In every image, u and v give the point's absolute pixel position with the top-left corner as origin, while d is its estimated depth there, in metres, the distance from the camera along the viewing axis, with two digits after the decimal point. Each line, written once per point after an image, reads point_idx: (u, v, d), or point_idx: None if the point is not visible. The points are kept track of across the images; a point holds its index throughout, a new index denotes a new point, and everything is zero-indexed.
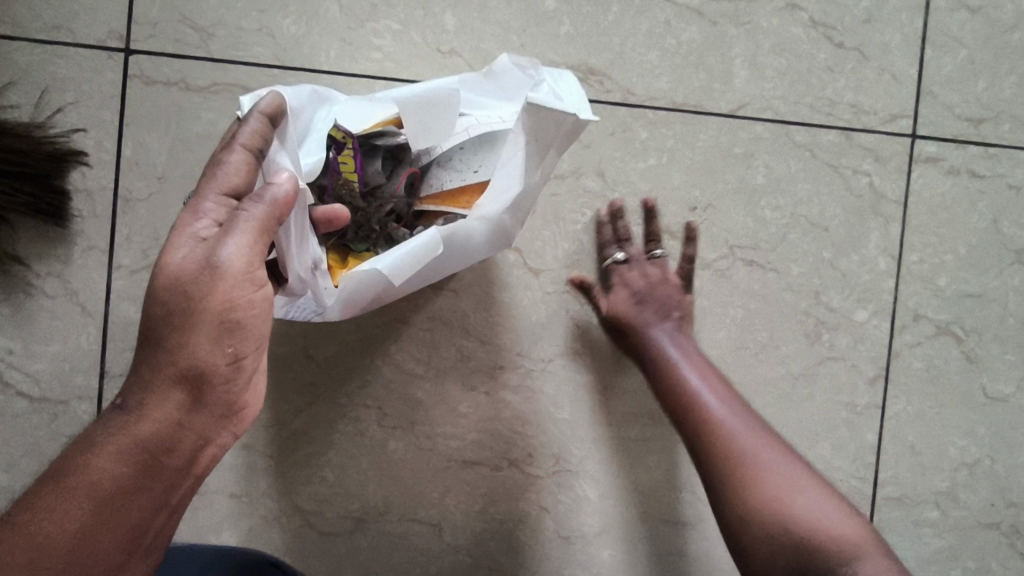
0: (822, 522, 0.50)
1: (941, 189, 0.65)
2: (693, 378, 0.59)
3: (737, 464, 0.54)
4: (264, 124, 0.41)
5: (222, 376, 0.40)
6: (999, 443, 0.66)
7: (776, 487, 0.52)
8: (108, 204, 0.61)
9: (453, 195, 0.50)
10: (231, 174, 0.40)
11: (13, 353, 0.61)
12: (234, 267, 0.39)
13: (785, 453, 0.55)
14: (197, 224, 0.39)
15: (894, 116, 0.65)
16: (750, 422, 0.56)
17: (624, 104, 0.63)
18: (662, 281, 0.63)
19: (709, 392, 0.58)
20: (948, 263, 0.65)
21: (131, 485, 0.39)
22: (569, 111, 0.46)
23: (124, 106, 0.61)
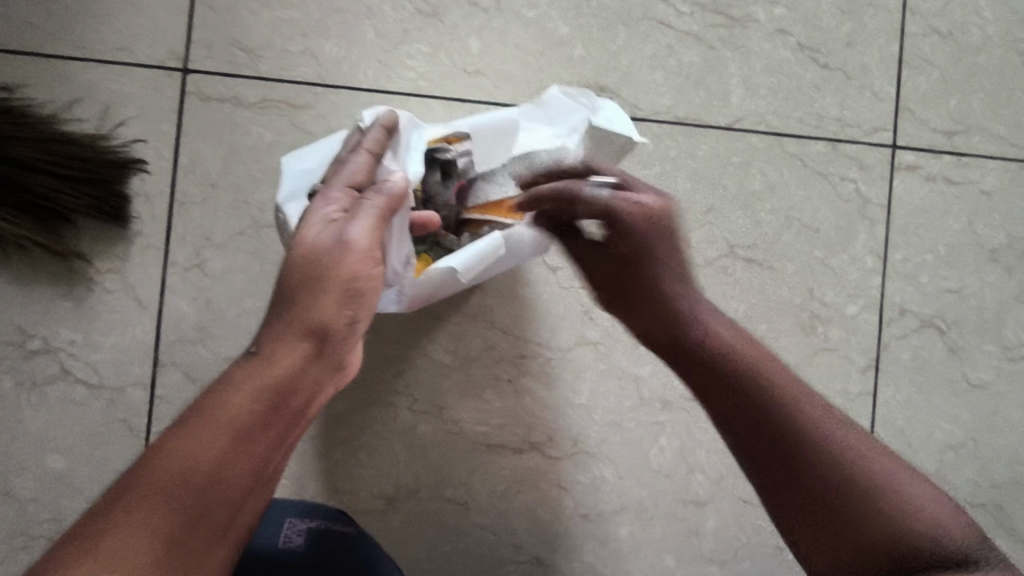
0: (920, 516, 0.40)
1: (920, 195, 0.72)
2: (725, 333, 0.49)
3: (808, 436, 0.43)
4: (383, 135, 0.49)
5: (341, 334, 0.44)
6: (982, 427, 0.72)
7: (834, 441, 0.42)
8: (165, 209, 0.67)
9: (496, 205, 0.55)
10: (357, 171, 0.46)
11: (74, 344, 0.66)
12: (360, 245, 0.44)
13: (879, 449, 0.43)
14: (326, 208, 0.45)
15: (875, 128, 0.72)
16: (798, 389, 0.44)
17: (632, 118, 0.70)
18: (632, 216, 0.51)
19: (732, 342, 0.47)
20: (929, 261, 0.72)
21: (261, 426, 0.41)
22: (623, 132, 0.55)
23: (181, 120, 0.67)
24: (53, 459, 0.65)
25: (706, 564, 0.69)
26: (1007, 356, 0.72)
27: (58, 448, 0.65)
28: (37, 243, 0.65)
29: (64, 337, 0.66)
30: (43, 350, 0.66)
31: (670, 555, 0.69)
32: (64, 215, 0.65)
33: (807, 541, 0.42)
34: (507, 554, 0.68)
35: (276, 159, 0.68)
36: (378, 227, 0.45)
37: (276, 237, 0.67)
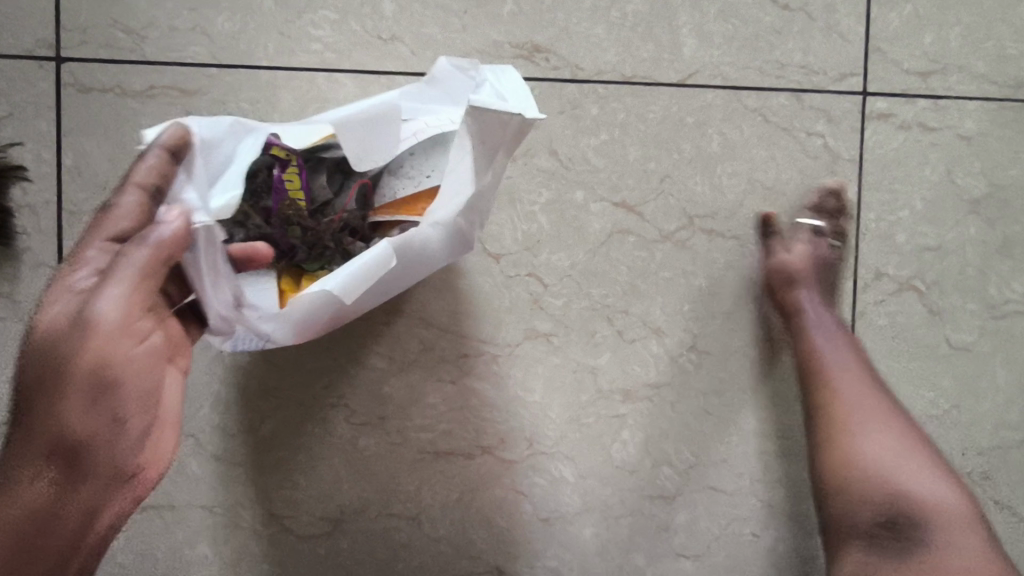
0: (933, 500, 0.56)
1: (894, 145, 0.65)
2: (847, 364, 0.61)
3: (867, 446, 0.58)
4: (162, 159, 0.43)
5: (103, 436, 0.44)
6: (965, 392, 0.67)
7: (890, 453, 0.58)
8: (52, 221, 0.59)
9: (406, 204, 0.50)
10: (122, 218, 0.43)
11: None
12: (106, 321, 0.42)
13: (908, 437, 0.59)
14: (81, 276, 0.44)
15: (843, 75, 0.65)
16: (869, 386, 0.61)
17: (572, 81, 0.62)
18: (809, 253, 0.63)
19: (853, 372, 0.61)
20: (905, 218, 0.66)
21: (22, 560, 0.43)
22: (512, 108, 0.46)
23: (61, 117, 0.59)
24: None
25: (677, 558, 0.65)
26: (990, 315, 0.67)
27: None
28: None
29: None
30: None
31: (639, 552, 0.65)
32: None
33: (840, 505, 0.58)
34: (466, 564, 0.63)
35: None
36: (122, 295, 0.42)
37: None
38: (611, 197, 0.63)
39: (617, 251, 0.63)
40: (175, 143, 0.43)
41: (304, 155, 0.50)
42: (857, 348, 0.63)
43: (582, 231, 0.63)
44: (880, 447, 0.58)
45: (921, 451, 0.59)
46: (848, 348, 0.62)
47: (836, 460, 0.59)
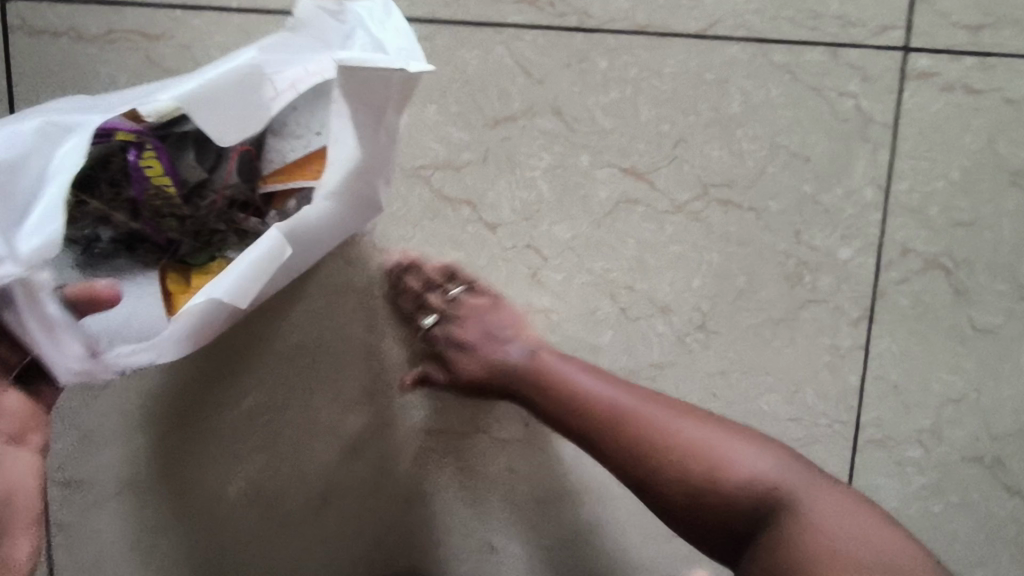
0: (758, 481, 0.49)
1: (933, 108, 0.59)
2: (591, 382, 0.52)
3: (705, 442, 0.50)
4: None
5: None
6: (986, 376, 0.63)
7: (711, 451, 0.49)
8: None
9: (298, 166, 0.46)
10: None
11: None
12: None
13: (711, 423, 0.51)
14: None
15: (884, 26, 0.58)
16: (631, 390, 0.52)
17: (580, 30, 0.56)
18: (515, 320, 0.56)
19: (575, 376, 0.52)
20: (939, 190, 0.60)
21: None
22: (392, 64, 0.40)
23: (9, 65, 0.53)
24: None
25: (675, 540, 0.63)
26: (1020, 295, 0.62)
27: None
28: None
29: None
30: None
31: (636, 533, 0.62)
32: None
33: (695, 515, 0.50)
34: (457, 544, 0.62)
35: None
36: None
37: None
38: (618, 162, 0.58)
39: (623, 223, 0.58)
40: None
41: (158, 131, 0.44)
42: (532, 337, 0.55)
43: (586, 200, 0.58)
44: (682, 452, 0.49)
45: (724, 434, 0.51)
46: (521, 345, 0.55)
47: (661, 470, 0.50)
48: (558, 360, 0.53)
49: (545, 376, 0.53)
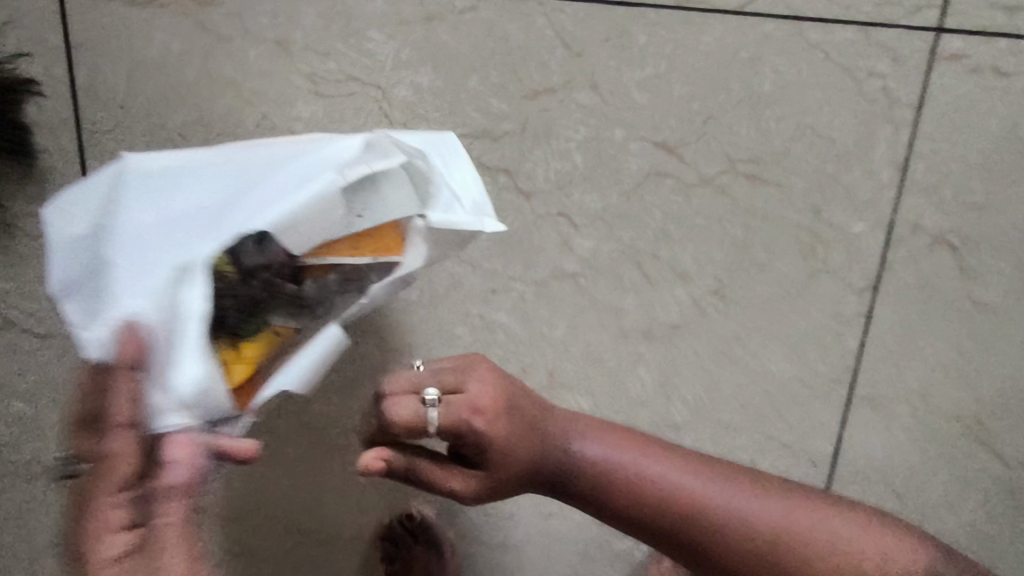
0: (775, 519, 0.54)
1: (960, 92, 0.61)
2: (599, 443, 0.55)
3: (761, 512, 0.54)
4: (131, 378, 0.42)
5: None
6: (979, 346, 0.68)
7: (720, 498, 0.54)
8: (73, 141, 0.57)
9: (340, 245, 0.47)
10: (123, 463, 0.40)
11: (8, 295, 0.61)
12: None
13: (711, 467, 0.56)
14: (108, 545, 0.39)
15: (921, 7, 0.58)
16: (632, 443, 0.55)
17: (621, 4, 0.57)
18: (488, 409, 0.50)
19: (584, 435, 0.55)
20: (956, 171, 0.63)
21: None
22: (474, 227, 0.51)
23: (71, 27, 0.55)
24: (18, 409, 0.64)
25: None
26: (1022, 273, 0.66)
27: (20, 398, 0.64)
28: None
29: None
30: None
31: None
32: None
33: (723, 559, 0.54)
34: None
35: (192, 73, 0.56)
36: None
37: None
38: (650, 136, 0.60)
39: (650, 195, 0.62)
40: (128, 355, 0.42)
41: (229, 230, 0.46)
42: (523, 405, 0.53)
43: (617, 172, 0.61)
44: (746, 523, 0.54)
45: (716, 472, 0.55)
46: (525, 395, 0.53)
47: (728, 539, 0.54)
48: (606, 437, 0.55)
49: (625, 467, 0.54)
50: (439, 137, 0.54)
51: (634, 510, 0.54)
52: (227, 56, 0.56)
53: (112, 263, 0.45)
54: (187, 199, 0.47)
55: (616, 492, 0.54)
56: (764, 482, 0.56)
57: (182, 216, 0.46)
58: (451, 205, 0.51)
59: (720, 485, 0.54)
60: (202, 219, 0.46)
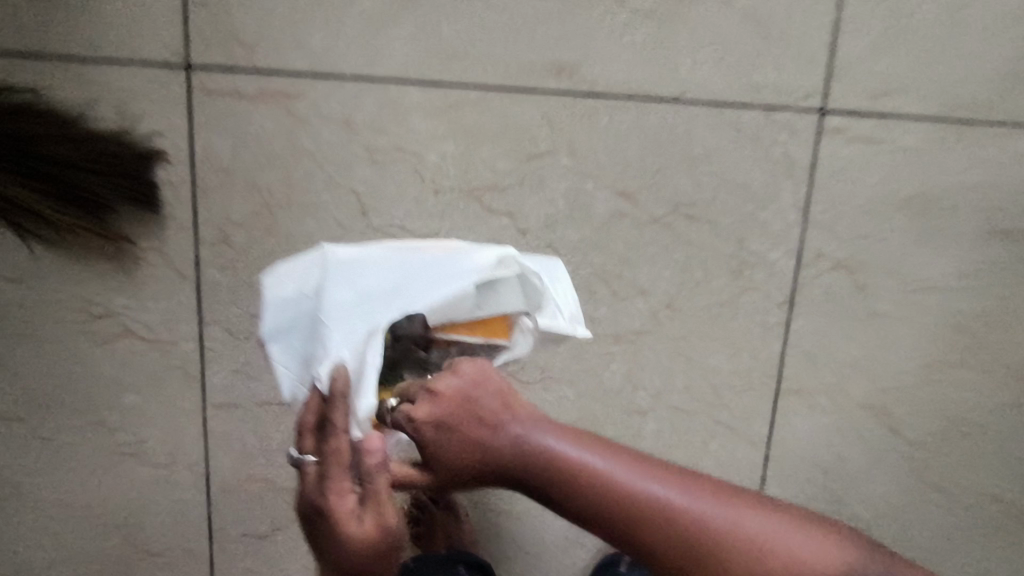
0: (766, 540, 0.55)
1: (842, 153, 0.82)
2: (574, 449, 0.56)
3: (733, 527, 0.55)
4: (342, 399, 0.58)
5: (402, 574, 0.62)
6: (876, 347, 0.87)
7: (709, 520, 0.55)
8: (186, 194, 0.78)
9: (467, 327, 0.63)
10: (344, 454, 0.58)
11: (130, 309, 0.81)
12: (383, 533, 0.58)
13: (689, 479, 0.57)
14: (344, 504, 0.58)
15: (807, 94, 0.80)
16: (605, 451, 0.56)
17: (589, 94, 0.79)
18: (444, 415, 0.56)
19: (562, 442, 0.56)
20: (845, 212, 0.83)
21: None
22: (570, 331, 0.64)
23: (192, 113, 0.76)
24: (130, 400, 0.83)
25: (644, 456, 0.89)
26: (904, 289, 0.86)
27: (132, 391, 0.83)
28: (86, 229, 0.78)
29: (121, 303, 0.81)
30: (106, 313, 0.81)
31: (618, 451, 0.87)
32: (105, 203, 0.77)
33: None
34: None
35: (279, 144, 0.78)
36: (386, 523, 0.58)
37: (287, 215, 0.79)
38: (613, 187, 0.81)
39: (615, 231, 0.82)
40: (338, 385, 0.58)
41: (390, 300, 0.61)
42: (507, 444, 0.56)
43: (590, 214, 0.81)
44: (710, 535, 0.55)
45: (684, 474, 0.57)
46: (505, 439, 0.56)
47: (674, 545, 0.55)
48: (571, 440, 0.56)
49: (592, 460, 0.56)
50: (545, 264, 0.66)
51: (615, 524, 0.55)
52: (305, 132, 0.78)
53: (319, 324, 0.60)
54: (370, 279, 0.61)
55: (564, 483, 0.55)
56: (758, 510, 0.56)
57: (368, 294, 0.61)
58: (555, 314, 0.64)
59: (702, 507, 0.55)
60: (383, 297, 0.61)
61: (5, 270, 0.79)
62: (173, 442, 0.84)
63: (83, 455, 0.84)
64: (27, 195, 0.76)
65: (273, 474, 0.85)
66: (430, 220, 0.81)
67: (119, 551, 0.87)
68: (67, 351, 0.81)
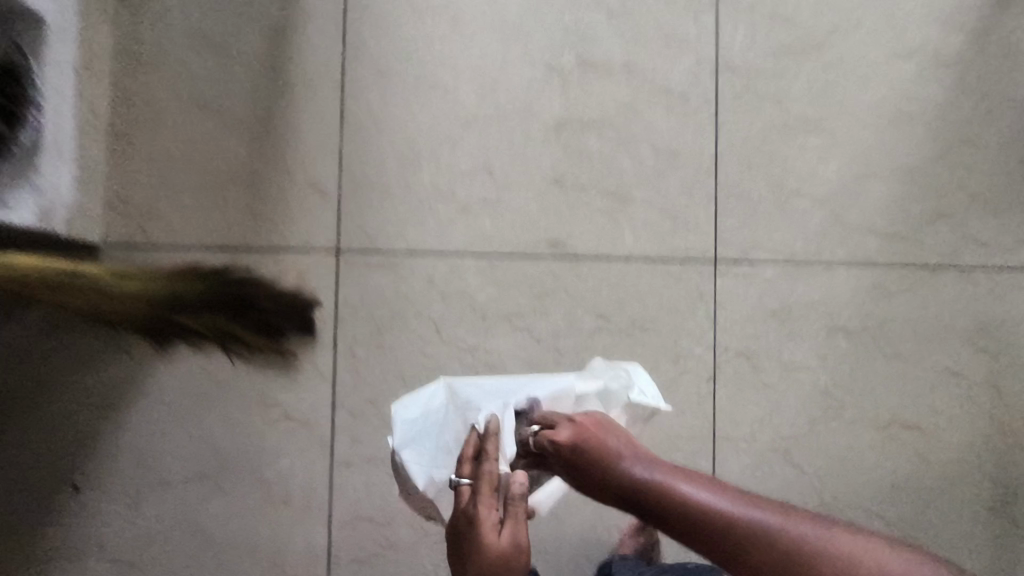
0: (832, 543, 0.73)
1: (731, 284, 1.34)
2: (674, 479, 0.84)
3: (810, 535, 0.74)
4: (493, 442, 1.01)
5: (526, 554, 0.93)
6: (773, 408, 1.32)
7: (784, 528, 0.75)
8: (331, 324, 1.28)
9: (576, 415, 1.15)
10: (493, 474, 0.96)
11: (290, 399, 1.27)
12: (517, 531, 0.93)
13: (762, 504, 0.78)
14: (492, 511, 0.94)
15: (704, 250, 1.34)
16: (696, 481, 0.83)
17: (574, 256, 1.32)
18: (579, 429, 0.98)
19: (669, 477, 0.85)
20: (738, 320, 1.33)
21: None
22: (656, 403, 1.19)
23: (338, 276, 1.28)
24: (284, 462, 1.26)
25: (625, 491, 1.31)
26: (785, 368, 1.33)
27: (286, 455, 1.26)
28: (270, 348, 1.27)
29: (285, 396, 1.27)
30: (274, 403, 1.27)
31: None
32: (283, 332, 1.27)
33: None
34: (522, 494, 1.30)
35: (389, 292, 1.29)
36: (518, 519, 0.94)
37: (393, 336, 1.28)
38: (593, 310, 1.31)
39: (596, 337, 1.31)
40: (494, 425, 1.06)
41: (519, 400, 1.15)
42: (635, 449, 0.93)
43: (580, 328, 1.31)
44: (812, 544, 0.73)
45: (758, 498, 0.80)
46: (627, 457, 0.91)
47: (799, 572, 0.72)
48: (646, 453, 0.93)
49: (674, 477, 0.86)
50: (629, 368, 1.25)
51: (709, 529, 0.78)
52: (405, 286, 1.29)
53: (468, 412, 1.14)
54: (487, 386, 1.19)
55: (666, 506, 0.82)
56: (826, 524, 0.75)
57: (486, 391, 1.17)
58: (642, 394, 1.19)
59: (774, 517, 0.76)
60: (496, 391, 1.17)
61: (214, 376, 1.26)
62: (310, 491, 1.26)
63: (250, 502, 1.25)
64: (239, 327, 1.26)
65: (374, 511, 1.26)
66: (480, 335, 1.30)
67: (265, 571, 1.25)
68: (247, 427, 1.26)
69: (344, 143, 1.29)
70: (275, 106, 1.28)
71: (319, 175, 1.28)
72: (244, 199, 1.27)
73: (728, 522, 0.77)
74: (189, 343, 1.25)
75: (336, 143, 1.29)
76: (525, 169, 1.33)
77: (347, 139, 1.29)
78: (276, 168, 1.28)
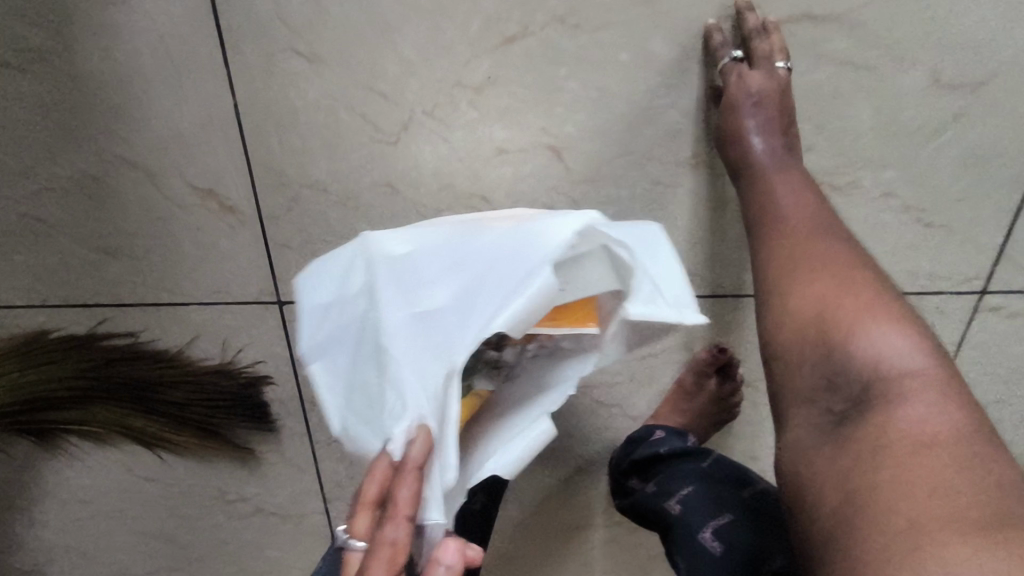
0: (888, 361, 0.46)
1: (999, 330, 0.72)
2: (783, 192, 0.58)
3: (855, 332, 0.48)
4: (417, 473, 0.42)
5: None
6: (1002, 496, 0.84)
7: (828, 288, 0.51)
8: (294, 406, 0.78)
9: (567, 317, 0.52)
10: (400, 553, 0.42)
11: (259, 493, 0.85)
12: None
13: (844, 272, 0.52)
14: None
15: (968, 278, 0.69)
16: (789, 166, 0.60)
17: (712, 297, 0.71)
18: (773, 85, 0.59)
19: (759, 136, 0.58)
20: (988, 382, 0.75)
21: None
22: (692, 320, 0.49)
23: (290, 339, 0.74)
24: (273, 554, 0.91)
25: None
26: None
27: (274, 547, 0.90)
28: (207, 443, 0.80)
29: (250, 490, 0.85)
30: (240, 497, 0.86)
31: None
32: (219, 425, 0.79)
33: (798, 365, 0.50)
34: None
35: None
36: None
37: None
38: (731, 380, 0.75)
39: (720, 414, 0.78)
40: (423, 455, 0.43)
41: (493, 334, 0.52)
42: (784, 109, 0.59)
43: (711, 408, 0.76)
44: (845, 313, 0.49)
45: (860, 273, 0.52)
46: (743, 95, 0.59)
47: (807, 319, 0.51)
48: (743, 128, 0.59)
49: (766, 174, 0.59)
50: (645, 229, 0.53)
51: (752, 214, 0.59)
52: None
53: (378, 359, 0.46)
54: (405, 271, 0.49)
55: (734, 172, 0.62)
56: (922, 344, 0.46)
57: (426, 313, 0.48)
58: (656, 298, 0.50)
59: (800, 249, 0.54)
60: (440, 323, 0.47)
61: (141, 473, 0.84)
62: None
63: None
64: (148, 422, 0.78)
65: None
66: None
67: None
68: (208, 525, 0.88)
69: (240, 96, 0.63)
70: (89, 29, 0.61)
71: (211, 170, 0.66)
72: (89, 221, 0.69)
73: (756, 172, 0.59)
74: (85, 437, 0.81)
75: (230, 97, 0.63)
76: (628, 131, 0.63)
77: (246, 87, 0.62)
78: (127, 159, 0.66)
